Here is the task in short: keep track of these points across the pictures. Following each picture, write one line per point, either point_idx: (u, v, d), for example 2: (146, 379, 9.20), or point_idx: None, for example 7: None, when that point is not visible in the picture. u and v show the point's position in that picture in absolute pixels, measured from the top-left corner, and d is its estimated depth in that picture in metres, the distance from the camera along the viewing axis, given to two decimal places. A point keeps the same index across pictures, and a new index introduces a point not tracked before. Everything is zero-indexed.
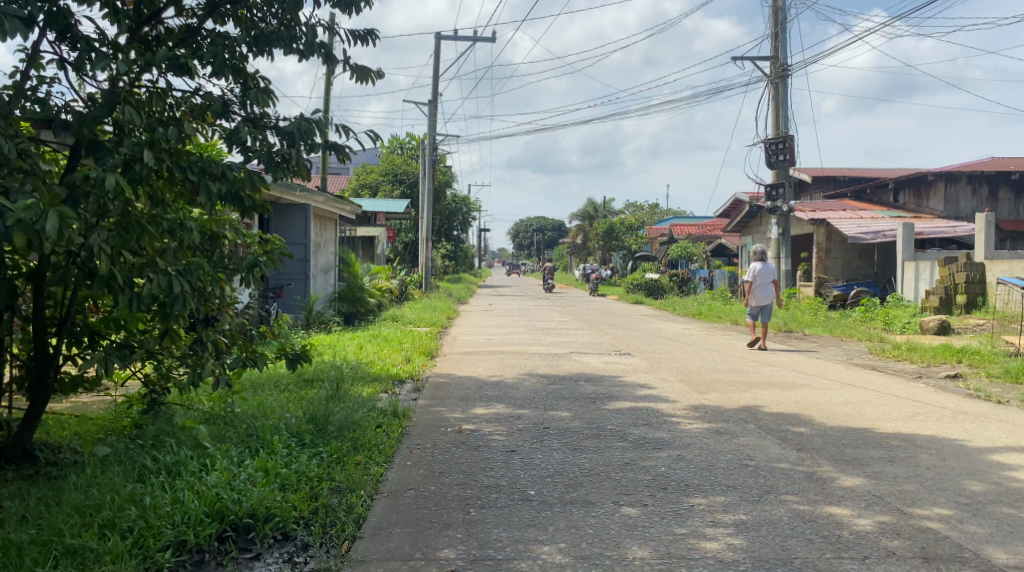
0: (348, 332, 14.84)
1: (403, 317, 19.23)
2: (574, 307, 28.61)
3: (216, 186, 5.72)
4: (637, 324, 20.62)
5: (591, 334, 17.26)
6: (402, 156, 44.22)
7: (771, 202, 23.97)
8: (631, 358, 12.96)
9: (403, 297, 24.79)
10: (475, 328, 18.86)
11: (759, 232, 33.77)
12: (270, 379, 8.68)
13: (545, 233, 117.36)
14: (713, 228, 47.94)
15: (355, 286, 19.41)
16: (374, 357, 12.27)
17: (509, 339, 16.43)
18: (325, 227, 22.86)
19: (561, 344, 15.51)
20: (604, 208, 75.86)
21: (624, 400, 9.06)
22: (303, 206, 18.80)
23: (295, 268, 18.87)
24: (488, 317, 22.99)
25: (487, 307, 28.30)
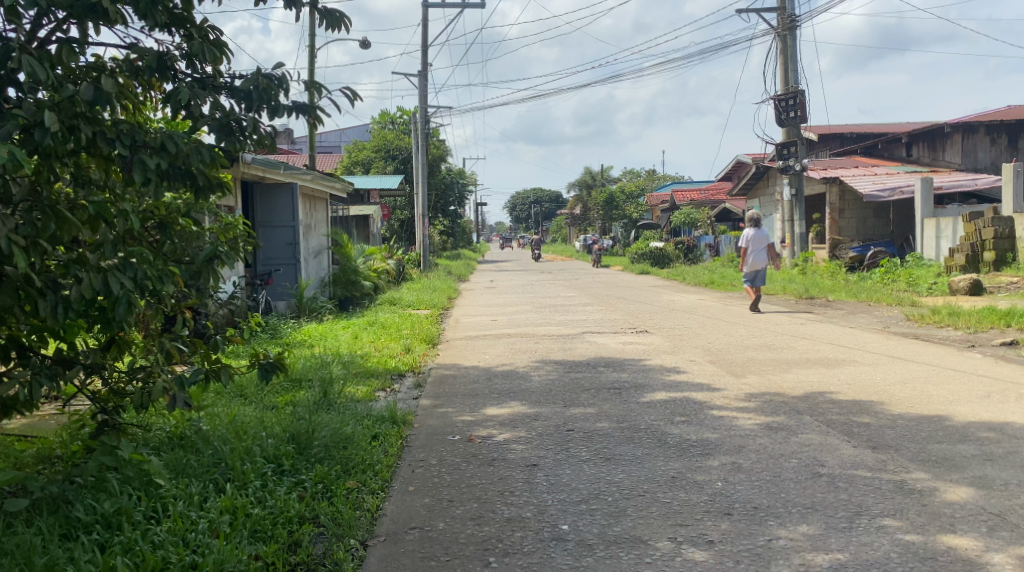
0: (341, 320, 13.73)
1: (401, 300, 18.15)
2: (580, 281, 27.54)
3: (154, 159, 4.62)
4: (648, 296, 19.57)
5: (602, 311, 16.18)
6: (394, 131, 42.97)
7: (783, 162, 22.85)
8: (651, 338, 11.90)
9: (400, 278, 23.70)
10: (478, 309, 17.80)
11: (767, 194, 32.60)
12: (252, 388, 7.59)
13: (542, 204, 116.11)
14: (715, 192, 46.80)
15: (348, 269, 18.33)
16: (369, 349, 11.20)
17: (516, 319, 15.35)
18: (313, 209, 21.75)
19: (572, 323, 14.45)
20: (601, 176, 74.62)
21: (654, 391, 8.02)
22: (289, 186, 17.71)
23: (282, 252, 17.81)
24: (490, 295, 21.94)
25: (488, 284, 27.24)
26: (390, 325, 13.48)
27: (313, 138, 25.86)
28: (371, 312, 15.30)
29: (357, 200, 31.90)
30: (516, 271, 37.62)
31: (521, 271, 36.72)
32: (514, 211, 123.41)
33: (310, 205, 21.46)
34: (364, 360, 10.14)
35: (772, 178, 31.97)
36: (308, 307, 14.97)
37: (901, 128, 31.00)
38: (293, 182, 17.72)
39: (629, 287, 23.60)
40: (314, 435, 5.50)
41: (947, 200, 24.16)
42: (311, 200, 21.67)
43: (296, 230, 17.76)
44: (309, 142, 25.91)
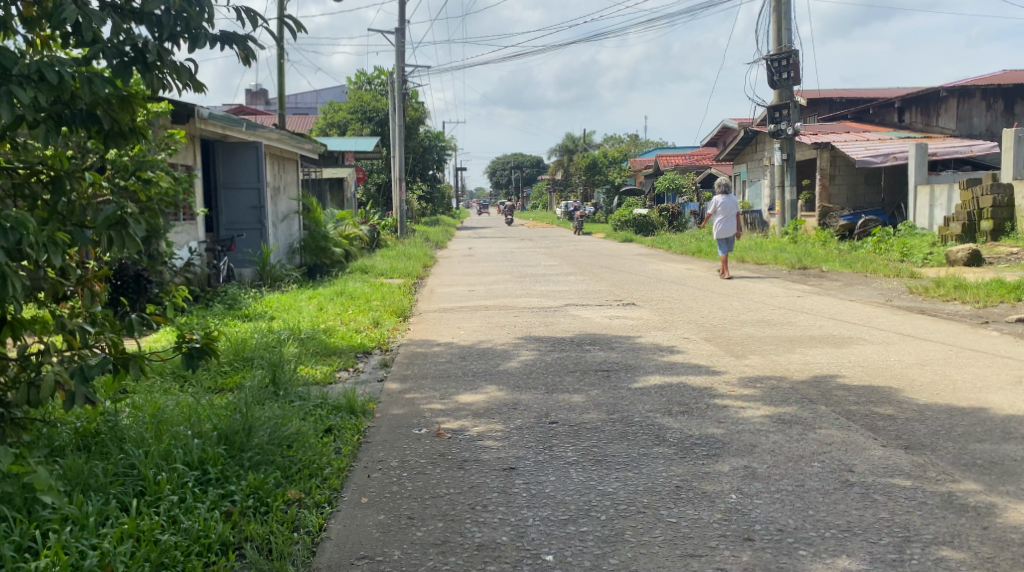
0: (307, 290, 12.85)
1: (374, 268, 17.24)
2: (562, 248, 26.72)
3: (29, 92, 3.82)
4: (633, 265, 18.75)
5: (585, 281, 15.34)
6: (371, 92, 41.77)
7: (774, 126, 22.08)
8: (639, 311, 11.08)
9: (375, 245, 22.77)
10: (456, 278, 16.92)
11: (755, 161, 31.75)
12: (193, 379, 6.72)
13: (522, 170, 114.92)
14: (700, 158, 45.91)
15: (318, 235, 17.39)
16: (334, 322, 10.34)
17: (495, 290, 14.49)
18: (281, 171, 20.74)
19: (554, 295, 13.60)
20: (584, 141, 73.57)
21: (647, 374, 7.21)
22: (253, 146, 16.74)
23: (247, 217, 16.87)
24: (468, 263, 21.06)
25: (466, 251, 26.34)
26: (359, 295, 12.59)
27: (284, 97, 24.77)
28: (340, 281, 14.42)
29: (332, 163, 30.86)
30: (496, 238, 36.75)
31: (501, 238, 35.80)
32: (495, 176, 122.10)
33: (277, 167, 20.45)
34: (326, 335, 9.28)
35: (760, 144, 31.11)
36: (274, 276, 14.07)
37: (892, 93, 30.16)
38: (258, 142, 16.74)
39: (613, 255, 22.79)
40: (250, 432, 4.66)
41: (942, 167, 23.41)
42: (279, 161, 20.65)
43: (262, 192, 16.82)
44: (280, 102, 24.81)
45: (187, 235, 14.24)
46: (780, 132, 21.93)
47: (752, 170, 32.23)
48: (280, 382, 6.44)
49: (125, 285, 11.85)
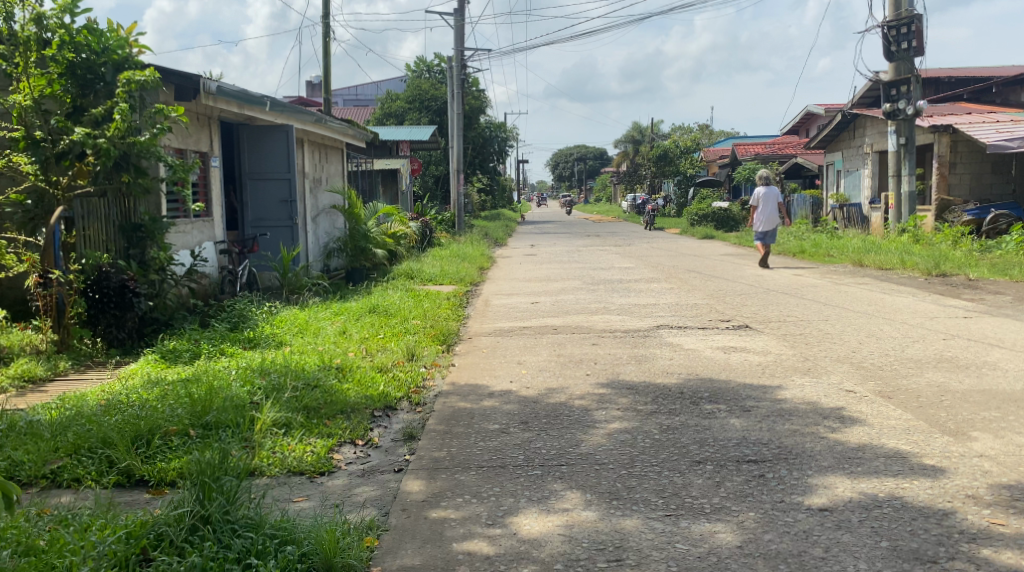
0: (334, 302, 10.40)
1: (421, 273, 14.70)
2: (638, 246, 23.92)
3: None
4: (727, 269, 15.94)
5: (675, 291, 12.57)
6: (431, 81, 39.36)
7: (891, 104, 19.24)
8: (761, 342, 8.31)
9: (426, 243, 20.21)
10: (518, 286, 14.28)
11: (854, 147, 28.54)
12: (93, 501, 4.28)
13: (586, 163, 111.83)
14: (782, 147, 42.48)
15: (355, 234, 14.86)
16: (355, 352, 7.74)
17: (565, 303, 11.82)
18: (319, 161, 18.18)
19: (641, 309, 10.86)
20: (651, 131, 70.25)
21: (825, 472, 4.49)
22: (283, 130, 14.26)
23: (276, 212, 14.39)
24: (533, 265, 18.43)
25: (530, 251, 23.72)
26: (400, 310, 10.06)
27: (329, 81, 22.41)
28: (379, 291, 11.92)
29: (385, 153, 28.46)
30: (561, 232, 34.04)
31: (568, 234, 33.06)
32: (558, 169, 119.03)
33: (315, 157, 17.90)
34: (340, 379, 6.58)
35: (860, 129, 27.89)
36: (297, 285, 11.54)
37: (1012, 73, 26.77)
38: (287, 125, 14.27)
39: (698, 254, 19.95)
40: None
41: None
42: (317, 151, 18.10)
43: (292, 184, 14.33)
44: (323, 86, 22.48)
45: (198, 234, 11.76)
46: (897, 111, 19.07)
47: (849, 158, 29.00)
48: (237, 505, 3.90)
49: (104, 300, 9.03)
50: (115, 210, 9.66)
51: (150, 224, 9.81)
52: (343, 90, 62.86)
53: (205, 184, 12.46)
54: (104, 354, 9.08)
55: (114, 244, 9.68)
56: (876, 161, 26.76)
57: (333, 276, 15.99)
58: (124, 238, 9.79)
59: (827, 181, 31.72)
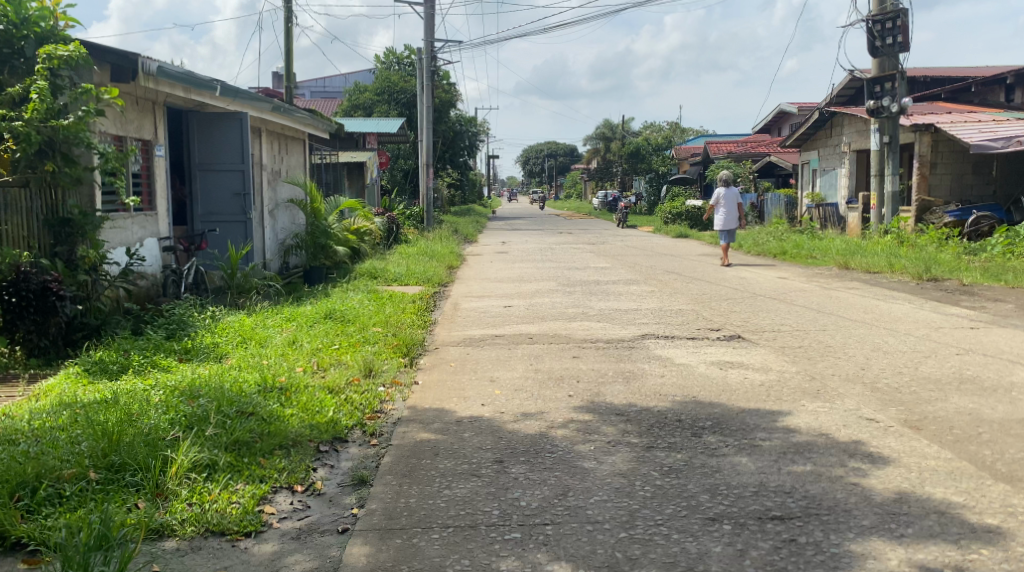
0: (288, 306, 9.53)
1: (385, 273, 13.78)
2: (613, 245, 23.11)
3: None
4: (708, 271, 15.18)
5: (657, 296, 11.73)
6: (400, 73, 38.31)
7: (875, 102, 18.59)
8: (759, 357, 7.48)
9: (392, 240, 19.28)
10: (487, 287, 13.38)
11: (830, 146, 27.86)
12: None
13: (557, 159, 111.09)
14: (755, 145, 41.85)
15: (315, 231, 13.93)
16: (303, 368, 6.88)
17: (539, 308, 10.96)
18: (277, 152, 17.20)
19: (622, 316, 10.01)
20: (622, 127, 69.54)
21: (865, 536, 3.68)
22: (237, 118, 13.31)
23: (228, 206, 13.45)
24: (503, 264, 17.56)
25: (501, 248, 22.86)
26: (360, 315, 9.20)
27: (291, 69, 21.36)
28: (339, 293, 11.03)
29: (350, 146, 27.44)
30: (533, 229, 33.18)
31: (540, 231, 32.19)
32: (529, 165, 118.10)
33: (273, 147, 16.92)
34: (281, 404, 5.73)
35: (838, 127, 27.25)
36: (248, 287, 10.65)
37: (992, 72, 26.28)
38: (242, 113, 13.32)
39: (676, 255, 19.17)
40: None
41: None
42: (275, 141, 17.12)
43: (246, 176, 13.40)
44: (285, 74, 21.44)
45: (138, 230, 10.85)
46: (882, 109, 18.43)
47: (825, 157, 28.37)
48: None
49: (22, 304, 8.09)
50: (39, 203, 8.68)
51: (79, 218, 8.86)
52: (311, 82, 61.55)
53: (148, 174, 11.53)
54: (22, 365, 8.12)
55: (39, 240, 8.71)
56: (853, 161, 26.28)
57: (293, 275, 15.06)
58: (50, 233, 8.82)
59: (803, 179, 31.09)
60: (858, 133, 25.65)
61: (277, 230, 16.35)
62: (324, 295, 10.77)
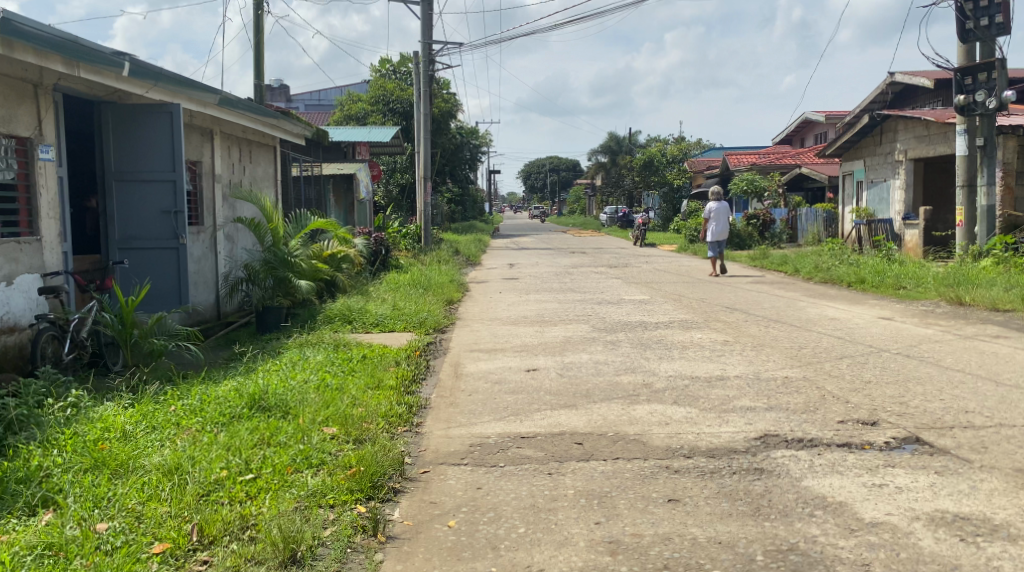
0: (199, 385, 6.32)
1: (364, 314, 10.48)
2: (641, 270, 19.87)
3: None
4: (780, 308, 11.90)
5: (741, 353, 8.45)
6: (395, 81, 35.20)
7: (965, 97, 15.37)
8: (1003, 502, 4.20)
9: (380, 265, 15.95)
10: (501, 334, 10.12)
11: (880, 154, 24.61)
12: None
13: (559, 173, 107.96)
14: (779, 156, 38.63)
15: (273, 258, 10.68)
16: (160, 551, 3.82)
17: (578, 372, 7.70)
18: (229, 158, 13.89)
19: (710, 392, 6.75)
20: (630, 139, 66.31)
21: None
22: (166, 111, 10.03)
23: (155, 226, 10.22)
24: (517, 296, 14.25)
25: (510, 272, 19.58)
26: (309, 401, 5.99)
27: (262, 66, 18.13)
28: (291, 358, 7.81)
29: (337, 157, 24.17)
30: (542, 249, 29.93)
31: (552, 251, 28.97)
32: (530, 179, 115.04)
33: (224, 152, 13.61)
34: None
35: (890, 133, 23.93)
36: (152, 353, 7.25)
37: None
38: (172, 105, 10.03)
39: (723, 284, 15.89)
40: None
41: None
42: (228, 145, 13.82)
43: (179, 188, 10.15)
44: (255, 72, 18.22)
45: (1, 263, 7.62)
46: (973, 106, 15.26)
47: (874, 166, 25.10)
48: None
49: None
50: None
51: None
52: (304, 95, 58.52)
53: (25, 185, 8.16)
54: None
55: None
56: (911, 170, 23.05)
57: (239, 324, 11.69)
58: None
59: (844, 192, 27.79)
60: (918, 139, 22.41)
61: (219, 257, 13.07)
62: (267, 362, 7.56)
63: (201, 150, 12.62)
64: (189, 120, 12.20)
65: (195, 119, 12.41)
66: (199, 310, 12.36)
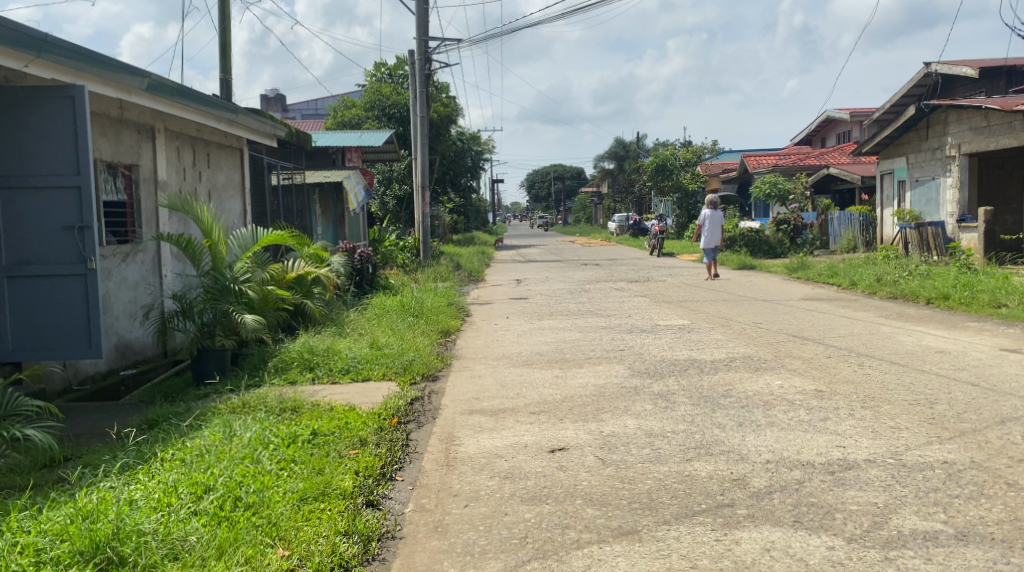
0: (19, 523, 3.95)
1: (331, 356, 8.06)
2: (666, 285, 17.38)
3: None
4: (862, 337, 9.42)
5: (854, 416, 5.96)
6: (392, 85, 32.86)
7: None
8: None
9: (367, 284, 13.54)
10: (512, 382, 7.66)
11: (927, 150, 22.02)
12: None
13: (564, 181, 105.58)
14: (800, 157, 36.08)
15: (212, 286, 8.30)
16: None
17: (628, 454, 5.24)
18: (179, 162, 11.33)
19: (847, 503, 4.28)
20: (637, 144, 63.80)
21: None
22: (67, 95, 7.44)
23: (53, 248, 7.57)
24: (529, 321, 11.81)
25: (519, 290, 17.16)
26: None
27: (229, 60, 15.69)
28: (207, 441, 5.38)
29: (325, 165, 21.75)
30: (553, 261, 27.50)
31: (562, 263, 26.49)
32: (534, 188, 112.74)
33: (170, 154, 11.04)
34: None
35: (938, 126, 21.36)
36: None
37: None
38: (74, 86, 7.45)
39: (770, 302, 13.43)
40: None
41: None
42: (176, 145, 11.24)
43: (86, 199, 7.53)
44: (223, 66, 15.81)
45: None
46: None
47: (919, 164, 22.53)
48: None
49: None
50: None
51: None
52: (301, 105, 56.38)
53: None
54: None
55: None
56: (965, 166, 20.51)
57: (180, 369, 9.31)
58: None
59: (882, 193, 25.25)
60: (975, 131, 19.83)
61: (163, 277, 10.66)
62: (167, 454, 5.13)
63: (140, 150, 10.07)
64: (119, 114, 9.58)
65: (129, 112, 9.79)
66: (133, 346, 9.90)
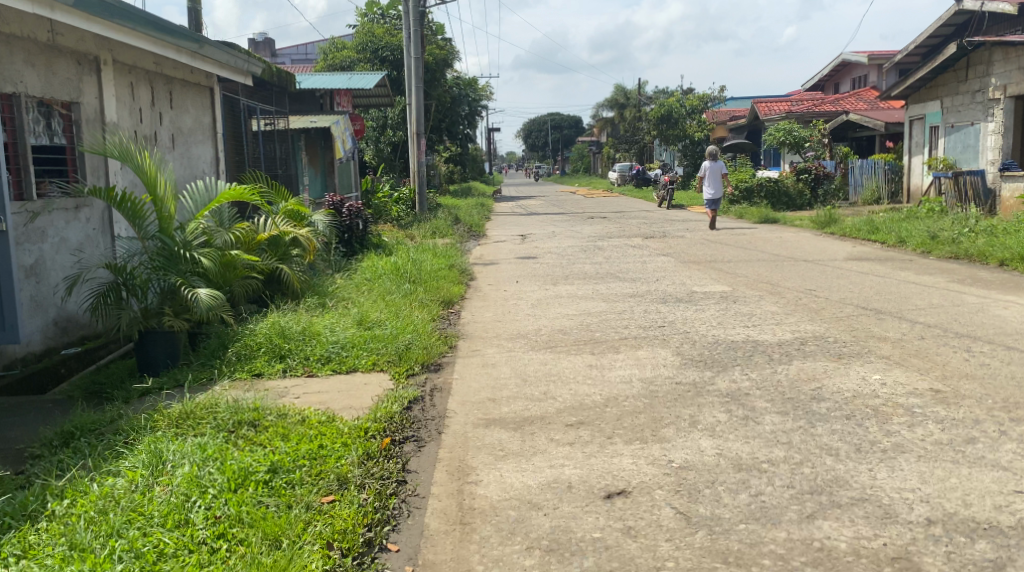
0: None
1: (308, 339, 6.49)
2: (687, 242, 15.74)
3: None
4: (949, 310, 7.83)
5: (1008, 435, 4.40)
6: (383, 25, 30.80)
7: None
8: None
9: (359, 243, 11.93)
10: (536, 374, 6.07)
11: (966, 92, 20.27)
12: None
13: (561, 130, 103.29)
14: (816, 102, 34.29)
15: (159, 254, 6.71)
16: None
17: (720, 505, 3.68)
18: (132, 101, 9.61)
19: None
20: (638, 91, 61.63)
21: None
22: None
23: None
24: (544, 287, 10.21)
25: (525, 247, 15.57)
26: None
27: None
28: (124, 487, 3.79)
29: (311, 109, 19.94)
30: (556, 214, 25.86)
31: (567, 215, 24.78)
32: (531, 137, 110.38)
33: (120, 91, 9.31)
34: None
35: (981, 65, 19.59)
36: None
37: None
38: None
39: (813, 263, 11.82)
40: None
41: None
42: (128, 81, 9.51)
43: None
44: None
45: None
46: None
47: (956, 108, 20.79)
48: None
49: None
50: None
51: None
52: (290, 50, 54.16)
53: None
54: None
55: None
56: (1012, 110, 18.78)
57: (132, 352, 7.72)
58: None
59: (912, 139, 23.51)
60: None
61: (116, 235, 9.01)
62: (58, 517, 3.57)
63: (82, 84, 8.36)
64: (50, 39, 7.86)
65: (65, 37, 8.05)
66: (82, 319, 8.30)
